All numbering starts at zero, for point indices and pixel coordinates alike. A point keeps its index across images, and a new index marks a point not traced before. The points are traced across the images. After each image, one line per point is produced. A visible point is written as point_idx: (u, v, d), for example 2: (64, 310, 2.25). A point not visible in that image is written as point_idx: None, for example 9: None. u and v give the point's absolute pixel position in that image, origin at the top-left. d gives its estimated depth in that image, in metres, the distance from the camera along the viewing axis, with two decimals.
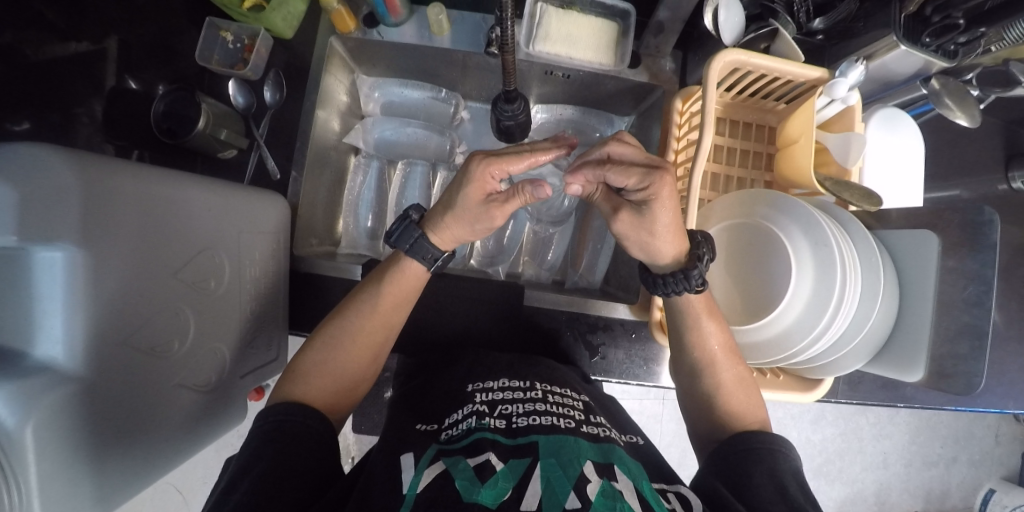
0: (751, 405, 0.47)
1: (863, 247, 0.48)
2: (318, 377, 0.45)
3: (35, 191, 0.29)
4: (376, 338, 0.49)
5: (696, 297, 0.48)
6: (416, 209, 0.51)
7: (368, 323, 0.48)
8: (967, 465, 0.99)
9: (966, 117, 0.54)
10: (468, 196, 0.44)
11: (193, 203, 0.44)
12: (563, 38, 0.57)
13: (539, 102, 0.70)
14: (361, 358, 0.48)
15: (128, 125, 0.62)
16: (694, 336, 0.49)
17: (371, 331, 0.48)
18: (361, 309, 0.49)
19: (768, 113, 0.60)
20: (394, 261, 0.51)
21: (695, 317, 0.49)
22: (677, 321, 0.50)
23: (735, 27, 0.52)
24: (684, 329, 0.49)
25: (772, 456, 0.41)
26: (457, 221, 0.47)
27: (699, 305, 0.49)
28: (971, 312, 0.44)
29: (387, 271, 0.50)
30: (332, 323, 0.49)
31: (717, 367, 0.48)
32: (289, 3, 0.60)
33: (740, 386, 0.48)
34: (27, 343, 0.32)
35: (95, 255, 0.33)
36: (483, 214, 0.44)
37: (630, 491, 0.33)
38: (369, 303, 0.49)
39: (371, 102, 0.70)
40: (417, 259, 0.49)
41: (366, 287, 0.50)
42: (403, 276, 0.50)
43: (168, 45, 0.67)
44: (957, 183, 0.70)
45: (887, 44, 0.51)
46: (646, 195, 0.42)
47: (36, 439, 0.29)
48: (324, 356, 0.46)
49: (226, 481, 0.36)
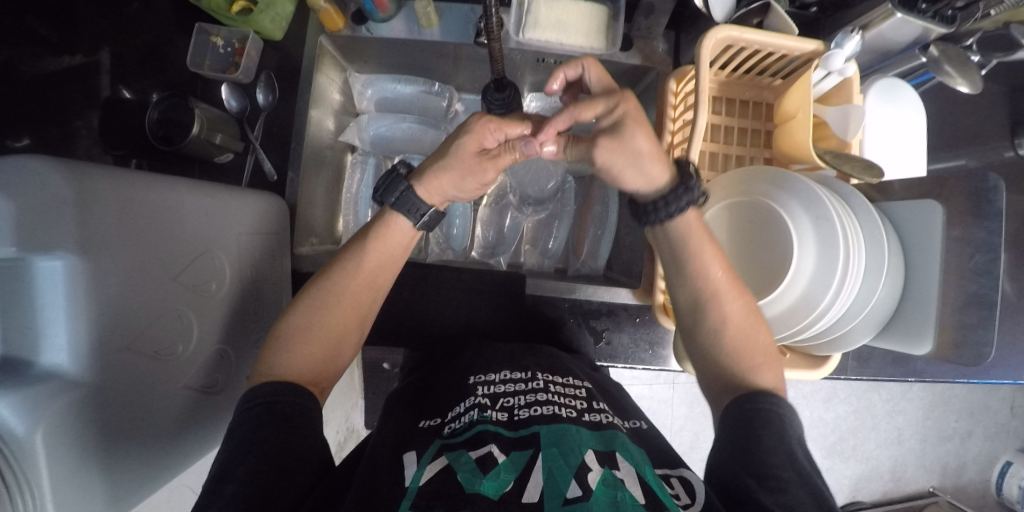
0: (760, 341, 0.45)
1: (865, 222, 0.48)
2: (301, 342, 0.43)
3: (27, 201, 0.30)
4: (365, 297, 0.47)
5: (692, 215, 0.46)
6: (405, 165, 0.50)
7: (352, 282, 0.47)
8: (983, 438, 0.98)
9: (966, 83, 0.52)
10: (462, 148, 0.44)
11: (189, 207, 0.45)
12: (553, 25, 0.56)
13: (532, 90, 0.69)
14: (349, 317, 0.46)
15: (123, 135, 0.63)
16: (695, 264, 0.46)
17: (357, 289, 0.47)
18: (344, 268, 0.47)
19: (765, 90, 0.59)
20: (377, 217, 0.49)
21: (695, 240, 0.46)
22: (677, 245, 0.47)
23: (726, 3, 0.51)
24: (685, 252, 0.47)
25: (780, 420, 0.39)
26: (449, 177, 0.46)
27: (696, 228, 0.47)
28: (978, 281, 0.43)
29: (372, 225, 0.49)
30: (317, 281, 0.47)
31: (720, 299, 0.46)
32: (277, 4, 0.60)
33: (746, 319, 0.45)
34: (32, 352, 0.32)
35: (93, 264, 0.34)
36: (476, 168, 0.45)
37: (632, 478, 0.33)
38: (354, 261, 0.47)
39: (365, 100, 0.69)
40: (405, 213, 0.48)
41: (351, 247, 0.48)
42: (392, 230, 0.48)
43: (161, 54, 0.67)
44: (963, 151, 0.69)
45: (884, 12, 0.50)
46: (620, 111, 0.42)
47: (44, 444, 0.30)
48: (311, 317, 0.45)
49: (217, 468, 0.34)
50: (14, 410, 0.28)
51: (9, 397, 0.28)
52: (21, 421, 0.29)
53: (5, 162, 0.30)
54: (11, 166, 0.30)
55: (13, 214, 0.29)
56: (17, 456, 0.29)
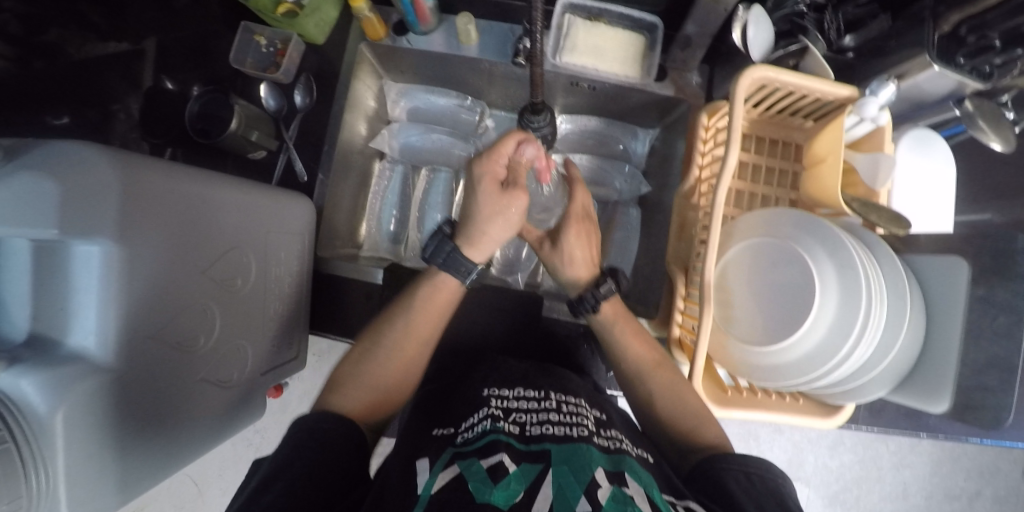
0: (693, 406, 0.48)
1: (890, 272, 0.48)
2: (360, 388, 0.45)
3: (75, 185, 0.31)
4: (421, 345, 0.50)
5: (607, 310, 0.55)
6: (447, 224, 0.54)
7: (404, 337, 0.49)
8: (991, 500, 0.96)
9: (999, 139, 0.52)
10: (486, 193, 0.48)
11: (226, 204, 0.46)
12: (591, 50, 0.57)
13: (563, 111, 0.69)
14: (408, 363, 0.49)
15: (163, 125, 0.64)
16: (621, 348, 0.54)
17: (410, 341, 0.49)
18: (401, 318, 0.50)
19: (796, 130, 0.59)
20: (425, 278, 0.53)
21: (619, 330, 0.54)
22: (607, 336, 0.55)
23: (763, 43, 0.51)
24: (614, 341, 0.54)
25: (745, 472, 0.38)
26: (492, 229, 0.50)
27: (616, 319, 0.55)
28: (999, 344, 0.43)
29: (423, 280, 0.52)
30: (370, 336, 0.50)
31: (648, 375, 0.51)
32: (322, 10, 0.62)
33: (676, 386, 0.50)
34: (61, 332, 0.33)
35: (129, 251, 0.35)
36: (510, 201, 0.48)
37: (641, 496, 0.33)
38: (412, 310, 0.50)
39: (398, 107, 0.70)
40: (452, 271, 0.51)
41: (398, 306, 0.52)
42: (439, 289, 0.52)
43: (206, 49, 0.68)
44: (991, 206, 0.68)
45: (920, 64, 0.49)
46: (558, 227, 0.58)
47: (66, 422, 0.30)
48: (365, 367, 0.47)
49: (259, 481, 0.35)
50: (39, 389, 0.29)
51: (34, 377, 0.29)
52: (45, 400, 0.29)
53: (57, 146, 0.32)
54: (61, 150, 0.31)
55: (60, 196, 0.30)
56: (36, 432, 0.30)
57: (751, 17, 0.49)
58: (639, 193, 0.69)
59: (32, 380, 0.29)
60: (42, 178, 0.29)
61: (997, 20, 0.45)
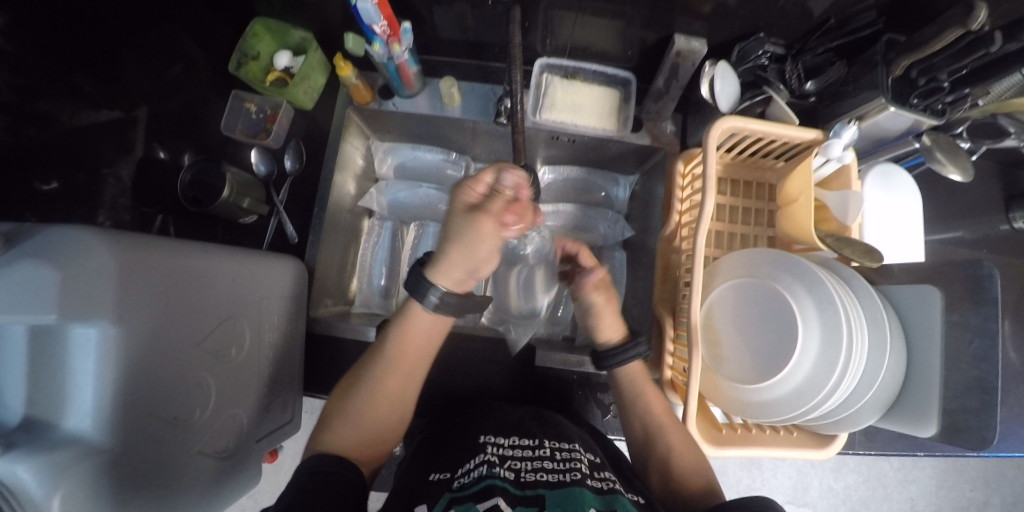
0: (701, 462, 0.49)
1: (867, 304, 0.49)
2: (348, 425, 0.47)
3: (75, 273, 0.31)
4: (403, 382, 0.50)
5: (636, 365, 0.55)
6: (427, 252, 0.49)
7: (386, 375, 0.49)
8: (1001, 509, 0.95)
9: (958, 171, 0.55)
10: (459, 216, 0.43)
11: (219, 272, 0.47)
12: (568, 107, 0.61)
13: (545, 163, 0.73)
14: (393, 403, 0.49)
15: (154, 193, 0.68)
16: (642, 402, 0.54)
17: (392, 381, 0.49)
18: (377, 364, 0.49)
19: (768, 171, 0.63)
20: (401, 309, 0.50)
21: (635, 382, 0.55)
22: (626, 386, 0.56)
23: (730, 95, 0.55)
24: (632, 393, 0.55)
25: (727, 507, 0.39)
26: (462, 261, 0.44)
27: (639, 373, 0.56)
28: (978, 367, 0.44)
29: (399, 312, 0.50)
30: (359, 372, 0.50)
31: (664, 430, 0.53)
32: (310, 78, 0.66)
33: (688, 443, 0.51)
34: (57, 415, 0.33)
35: (126, 331, 0.35)
36: (474, 227, 0.41)
37: None
38: (390, 350, 0.49)
39: (384, 165, 0.73)
40: (424, 305, 0.47)
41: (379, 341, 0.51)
42: (416, 323, 0.49)
43: (196, 116, 0.74)
44: (958, 225, 0.71)
45: (877, 106, 0.52)
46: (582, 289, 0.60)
47: (63, 508, 0.30)
48: (354, 405, 0.48)
49: None
50: (37, 474, 0.29)
51: (30, 466, 0.29)
52: (39, 486, 0.29)
53: (55, 233, 0.32)
54: (60, 236, 0.32)
55: (60, 283, 0.30)
56: None
57: (718, 72, 0.53)
58: (622, 237, 0.72)
59: (29, 467, 0.29)
60: (45, 268, 0.30)
61: (944, 63, 0.48)
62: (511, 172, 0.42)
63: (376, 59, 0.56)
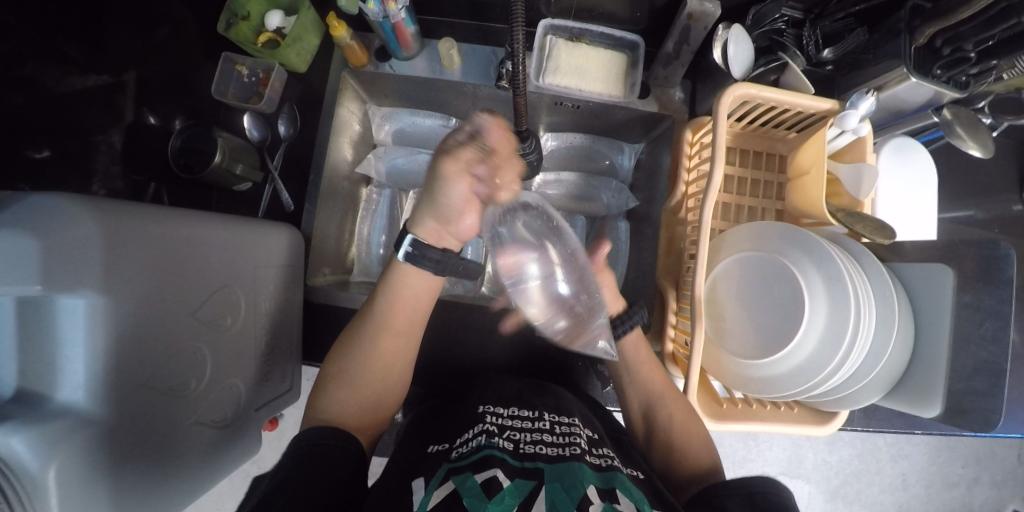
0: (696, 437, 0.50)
1: (877, 281, 0.48)
2: (347, 390, 0.47)
3: (55, 244, 0.30)
4: (399, 345, 0.50)
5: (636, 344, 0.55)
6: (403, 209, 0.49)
7: (380, 336, 0.49)
8: (991, 486, 0.96)
9: (980, 146, 0.53)
10: (451, 176, 0.43)
11: (210, 242, 0.45)
12: (574, 71, 0.58)
13: (549, 130, 0.70)
14: (388, 366, 0.49)
15: (146, 160, 0.66)
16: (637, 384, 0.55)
17: (386, 344, 0.49)
18: (370, 324, 0.49)
19: (777, 141, 0.60)
20: (391, 269, 0.50)
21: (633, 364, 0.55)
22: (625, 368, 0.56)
23: (744, 61, 0.52)
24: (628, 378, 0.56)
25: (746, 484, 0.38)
26: (439, 213, 0.46)
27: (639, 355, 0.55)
28: (988, 348, 0.43)
29: (387, 275, 0.50)
30: (351, 337, 0.50)
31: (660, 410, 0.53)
32: (303, 40, 0.63)
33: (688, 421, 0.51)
34: (47, 387, 0.32)
35: (114, 302, 0.34)
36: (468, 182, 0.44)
37: None
38: (378, 313, 0.49)
39: (382, 131, 0.71)
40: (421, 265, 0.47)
41: (371, 306, 0.50)
42: (406, 286, 0.49)
43: (185, 81, 0.70)
44: (972, 202, 0.69)
45: (899, 75, 0.50)
46: None
47: (58, 481, 0.30)
48: (353, 377, 0.47)
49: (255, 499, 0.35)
50: (32, 447, 0.28)
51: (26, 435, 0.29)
52: (36, 458, 0.28)
53: (35, 200, 0.31)
54: (37, 203, 0.30)
55: (40, 252, 0.29)
56: (30, 492, 0.29)
57: (732, 36, 0.50)
58: (626, 207, 0.70)
59: (23, 438, 0.28)
60: (24, 237, 0.29)
61: (972, 32, 0.44)
62: (489, 126, 0.43)
63: (370, 18, 0.53)
